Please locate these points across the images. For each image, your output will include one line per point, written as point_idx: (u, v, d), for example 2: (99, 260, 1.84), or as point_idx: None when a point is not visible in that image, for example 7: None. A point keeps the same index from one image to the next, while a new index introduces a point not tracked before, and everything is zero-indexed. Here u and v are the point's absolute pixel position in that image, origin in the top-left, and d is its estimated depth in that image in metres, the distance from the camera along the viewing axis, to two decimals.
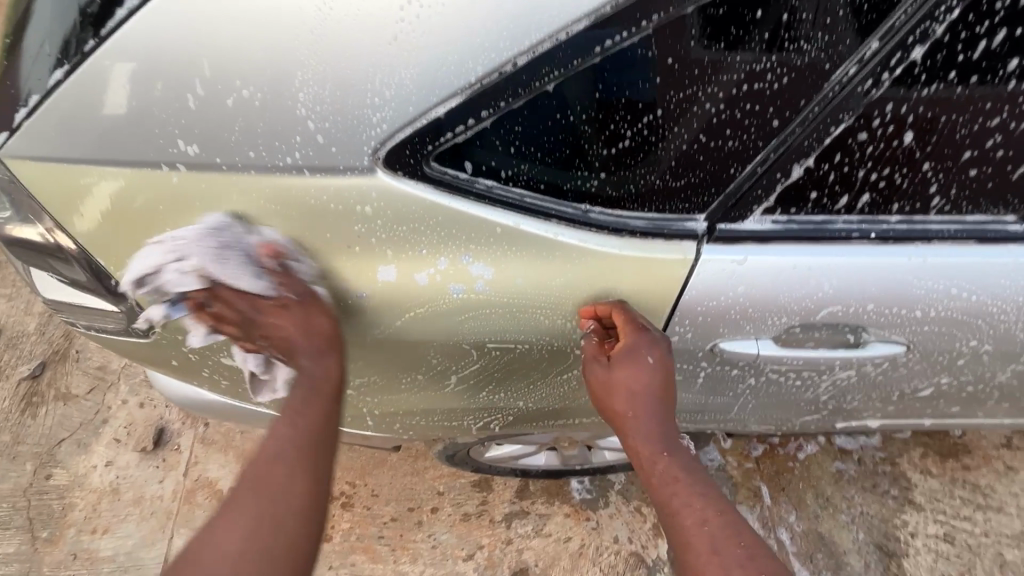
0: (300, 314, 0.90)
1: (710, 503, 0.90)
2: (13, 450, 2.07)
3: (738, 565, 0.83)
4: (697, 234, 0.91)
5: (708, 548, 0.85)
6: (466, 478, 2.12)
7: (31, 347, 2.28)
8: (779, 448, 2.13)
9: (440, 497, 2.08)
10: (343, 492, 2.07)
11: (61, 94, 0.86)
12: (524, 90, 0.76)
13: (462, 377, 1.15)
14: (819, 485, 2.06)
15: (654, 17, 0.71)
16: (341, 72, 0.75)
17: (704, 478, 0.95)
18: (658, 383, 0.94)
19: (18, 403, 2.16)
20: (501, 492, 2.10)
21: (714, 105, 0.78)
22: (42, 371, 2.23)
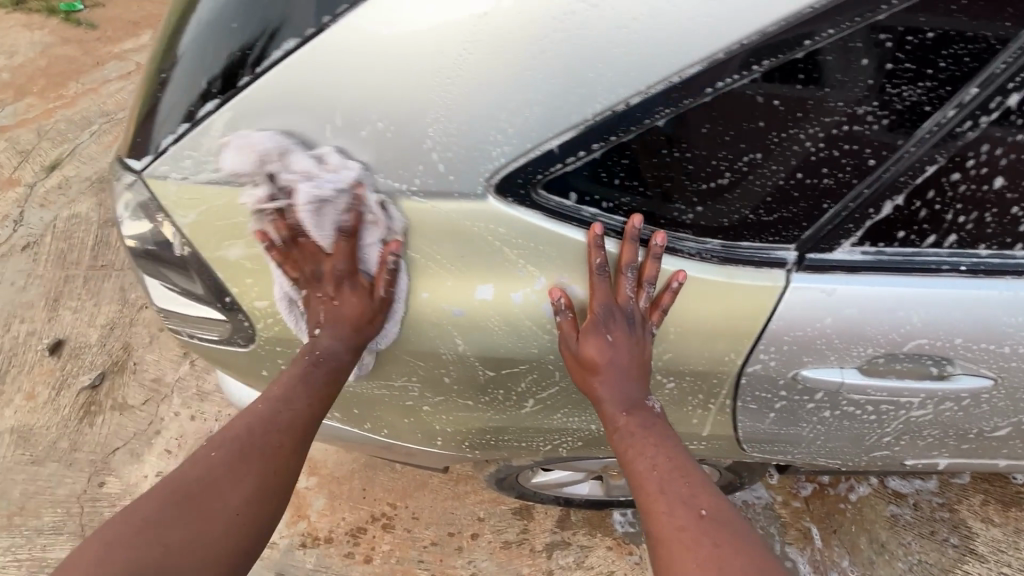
0: (372, 313, 1.04)
1: (662, 453, 0.99)
2: (71, 456, 2.17)
3: (679, 502, 0.93)
4: (786, 262, 0.96)
5: (657, 488, 0.95)
6: (507, 505, 2.11)
7: (92, 357, 2.40)
8: (830, 488, 2.08)
9: (480, 523, 2.08)
10: (384, 513, 2.08)
11: (211, 123, 0.96)
12: (635, 127, 0.83)
13: (539, 399, 1.20)
14: (873, 529, 2.00)
15: (765, 62, 0.76)
16: (469, 108, 0.83)
17: (664, 432, 1.02)
18: (626, 352, 0.98)
19: (77, 410, 2.27)
20: (542, 520, 2.09)
21: (814, 144, 0.83)
22: (102, 381, 2.34)
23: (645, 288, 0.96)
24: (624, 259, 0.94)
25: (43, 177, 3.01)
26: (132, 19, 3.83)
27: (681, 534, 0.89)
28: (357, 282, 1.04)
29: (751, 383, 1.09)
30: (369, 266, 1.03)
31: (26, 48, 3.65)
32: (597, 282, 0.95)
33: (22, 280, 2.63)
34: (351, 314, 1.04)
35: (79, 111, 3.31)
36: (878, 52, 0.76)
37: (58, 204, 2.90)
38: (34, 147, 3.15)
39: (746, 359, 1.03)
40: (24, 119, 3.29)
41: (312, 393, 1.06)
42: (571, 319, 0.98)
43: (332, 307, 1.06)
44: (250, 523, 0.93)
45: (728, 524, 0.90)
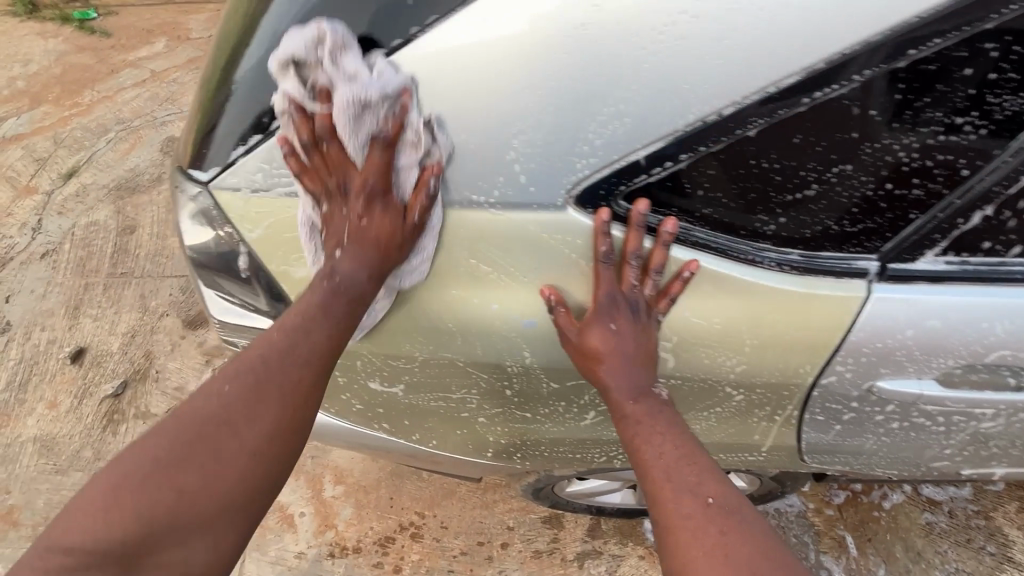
0: (402, 241, 0.94)
1: (668, 441, 0.95)
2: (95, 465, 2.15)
3: (686, 489, 0.89)
4: (867, 273, 0.94)
5: (663, 476, 0.91)
6: (536, 513, 2.09)
7: (114, 366, 2.39)
8: (863, 495, 2.06)
9: (510, 532, 2.06)
10: (412, 522, 2.06)
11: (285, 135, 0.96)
12: (726, 137, 0.82)
13: (601, 411, 1.20)
14: (908, 537, 1.97)
15: (866, 72, 0.76)
16: (557, 119, 0.83)
17: (673, 419, 0.98)
18: (630, 340, 0.96)
19: (100, 419, 2.26)
20: (572, 529, 2.07)
21: (907, 153, 0.83)
22: (125, 389, 2.32)
23: (651, 276, 0.94)
24: (630, 245, 0.92)
25: (60, 185, 3.01)
26: (146, 27, 3.83)
27: (686, 521, 0.85)
28: (388, 203, 0.94)
29: (822, 396, 1.07)
30: (402, 188, 0.93)
31: (41, 57, 3.66)
32: (601, 271, 0.94)
33: (42, 288, 2.62)
34: (379, 238, 0.94)
35: (95, 119, 3.31)
36: (982, 62, 0.75)
37: (76, 211, 2.89)
38: (51, 155, 3.15)
39: (821, 371, 1.02)
40: (41, 127, 3.29)
41: (333, 319, 0.95)
42: (567, 313, 0.98)
43: (356, 227, 0.95)
44: (264, 469, 0.88)
45: (737, 513, 0.86)
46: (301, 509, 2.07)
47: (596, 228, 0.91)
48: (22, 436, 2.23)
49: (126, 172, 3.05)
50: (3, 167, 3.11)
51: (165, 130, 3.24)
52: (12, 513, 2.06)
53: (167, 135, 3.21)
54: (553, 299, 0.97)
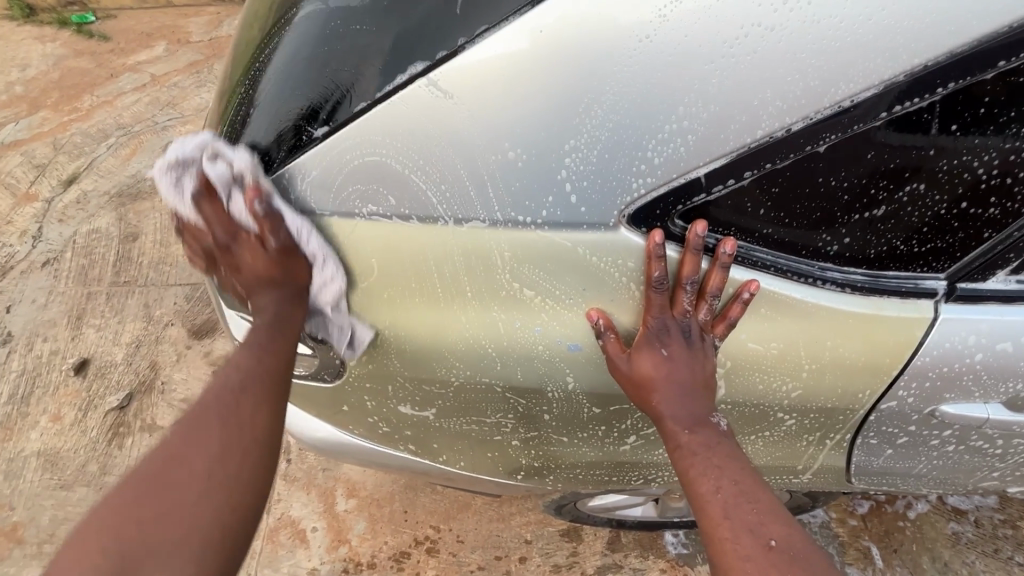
0: (277, 262, 0.92)
1: (726, 476, 0.88)
2: (100, 481, 2.09)
3: (746, 529, 0.82)
4: (935, 293, 0.89)
5: (719, 513, 0.85)
6: (554, 526, 2.04)
7: (118, 377, 2.32)
8: (887, 505, 2.01)
9: (527, 545, 2.00)
10: (428, 536, 2.00)
11: (317, 151, 0.90)
12: (794, 153, 0.76)
13: (642, 435, 1.16)
14: (935, 548, 1.92)
15: (950, 84, 0.71)
16: (612, 135, 0.78)
17: (731, 452, 0.91)
18: (685, 366, 0.91)
19: (105, 433, 2.20)
20: (591, 542, 2.02)
21: (986, 170, 0.78)
22: (130, 402, 2.26)
23: (707, 300, 0.89)
24: (686, 269, 0.86)
25: (60, 192, 2.94)
26: (145, 30, 3.76)
27: (742, 563, 0.79)
28: (243, 241, 0.93)
29: (880, 419, 1.02)
30: (246, 224, 0.92)
31: (40, 61, 3.60)
32: (654, 296, 0.88)
33: (44, 298, 2.56)
34: (257, 271, 0.93)
35: (95, 124, 3.24)
36: None
37: (77, 219, 2.83)
38: (50, 161, 3.08)
39: (882, 396, 0.97)
40: (40, 132, 3.23)
41: (269, 351, 0.90)
42: (616, 340, 0.91)
43: (239, 277, 0.95)
44: (231, 483, 0.78)
45: (800, 559, 0.78)
46: (313, 524, 2.01)
47: (648, 251, 0.86)
48: (25, 451, 2.17)
49: (127, 178, 2.98)
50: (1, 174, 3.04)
51: (166, 135, 3.17)
52: (15, 530, 1.99)
53: (169, 140, 3.14)
54: (600, 325, 0.91)
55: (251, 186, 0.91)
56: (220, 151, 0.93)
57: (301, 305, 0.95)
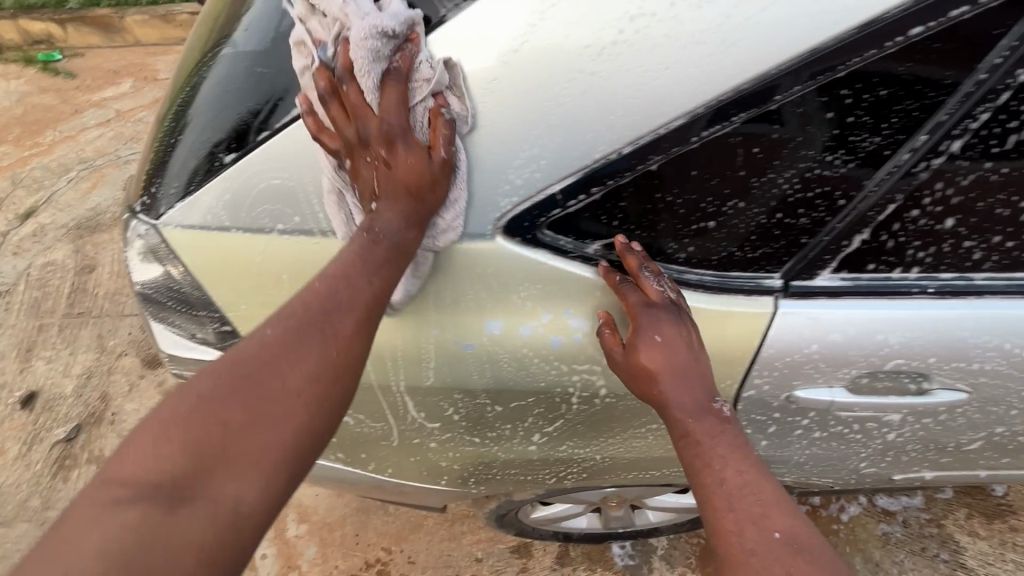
0: (434, 177, 0.89)
1: (731, 465, 0.86)
2: (43, 515, 2.07)
3: (751, 522, 0.79)
4: (774, 289, 1.03)
5: (724, 505, 0.82)
6: (504, 543, 2.09)
7: (67, 410, 2.32)
8: (822, 509, 2.11)
9: (478, 563, 2.04)
10: (379, 558, 2.04)
11: (227, 175, 1.00)
12: (630, 171, 0.90)
13: (546, 433, 1.24)
14: (866, 549, 2.03)
15: (742, 114, 0.85)
16: (479, 157, 0.90)
17: (737, 439, 0.90)
18: (678, 347, 0.95)
19: (51, 465, 2.18)
20: (541, 557, 2.07)
21: (790, 185, 0.92)
22: (78, 434, 2.26)
23: (661, 283, 0.98)
24: (631, 268, 0.97)
25: (17, 226, 2.97)
26: (113, 68, 3.86)
27: (747, 558, 0.76)
28: (408, 142, 0.88)
29: (748, 409, 1.14)
30: (413, 120, 0.89)
31: (3, 98, 3.66)
32: (625, 296, 0.98)
33: None
34: (409, 178, 0.88)
35: (57, 159, 3.29)
36: (841, 106, 0.85)
37: (32, 252, 2.85)
38: (8, 196, 3.11)
39: (742, 385, 1.09)
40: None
41: (376, 274, 0.88)
42: (614, 338, 1.00)
43: (383, 178, 0.90)
44: (322, 407, 0.77)
45: (806, 553, 0.75)
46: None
47: (603, 272, 1.00)
48: None
49: (87, 211, 3.02)
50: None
51: (128, 168, 3.24)
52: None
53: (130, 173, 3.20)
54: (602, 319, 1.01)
55: (440, 87, 0.88)
56: (421, 38, 0.87)
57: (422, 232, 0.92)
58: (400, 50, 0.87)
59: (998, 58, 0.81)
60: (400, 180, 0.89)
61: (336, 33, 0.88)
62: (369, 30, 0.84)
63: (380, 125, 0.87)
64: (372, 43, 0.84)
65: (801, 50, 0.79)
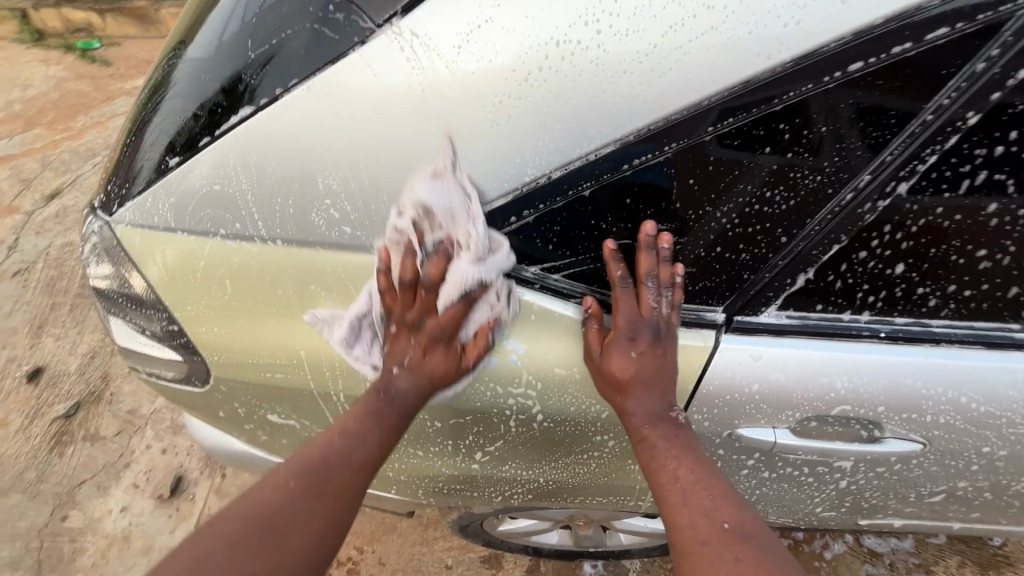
0: (454, 376, 1.03)
1: (684, 465, 0.97)
2: (35, 488, 2.11)
3: (701, 512, 0.92)
4: (716, 323, 1.00)
5: (679, 501, 0.94)
6: (475, 552, 2.06)
7: (69, 387, 2.36)
8: (805, 544, 2.02)
9: (447, 571, 2.03)
10: (350, 557, 2.04)
11: (172, 177, 1.02)
12: (562, 197, 0.89)
13: (488, 452, 1.21)
14: None
15: (676, 143, 0.83)
16: (411, 176, 0.90)
17: (689, 443, 0.99)
18: (652, 363, 0.98)
19: (48, 440, 2.22)
20: (510, 569, 2.04)
21: (729, 220, 0.90)
22: (77, 411, 2.29)
23: (663, 293, 0.95)
24: (642, 269, 0.92)
25: (42, 205, 3.07)
26: (146, 58, 3.98)
27: (700, 546, 0.89)
28: (445, 344, 1.01)
29: None
30: (461, 333, 1.01)
31: (42, 83, 3.80)
32: (620, 296, 0.95)
33: (10, 307, 2.62)
34: (436, 374, 1.02)
35: (85, 143, 3.40)
36: (779, 140, 0.83)
37: (54, 232, 2.94)
38: (37, 176, 3.22)
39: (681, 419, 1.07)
40: (31, 148, 3.37)
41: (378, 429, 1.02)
42: (597, 331, 0.99)
43: (414, 361, 1.03)
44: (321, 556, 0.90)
45: (750, 537, 0.89)
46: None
47: (608, 253, 0.93)
48: None
49: None
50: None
51: None
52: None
53: None
54: (588, 315, 1.00)
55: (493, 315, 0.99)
56: (501, 278, 0.96)
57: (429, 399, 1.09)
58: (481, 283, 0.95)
59: (946, 99, 0.78)
60: (429, 370, 1.02)
61: (443, 243, 0.94)
62: (472, 275, 0.94)
63: (437, 330, 0.99)
64: (467, 283, 0.94)
65: (736, 78, 0.78)
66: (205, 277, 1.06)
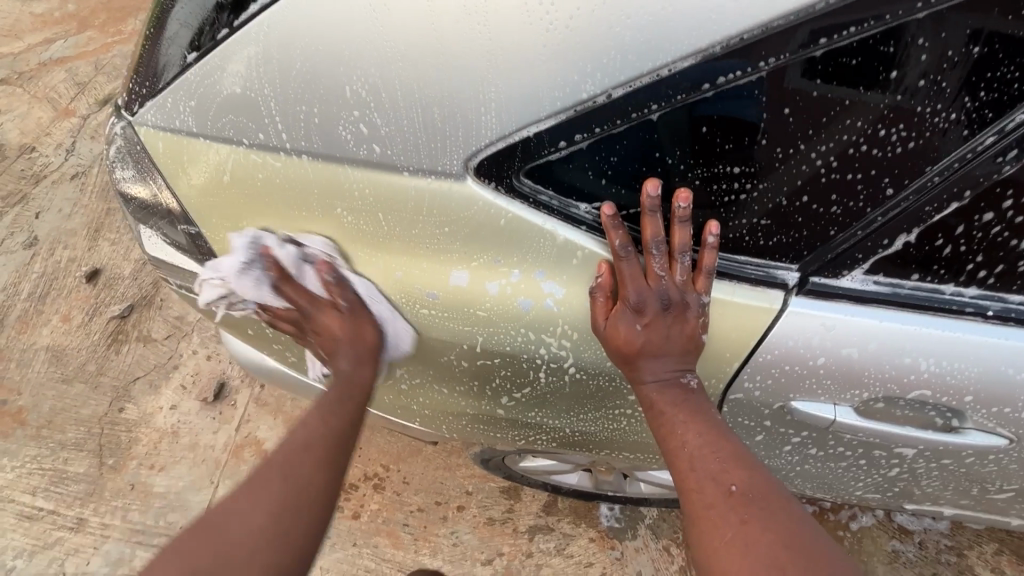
0: (351, 319, 1.02)
1: (691, 429, 0.91)
2: (95, 380, 2.21)
3: (707, 477, 0.87)
4: (786, 284, 0.87)
5: (687, 466, 0.90)
6: (495, 482, 2.04)
7: (124, 289, 2.42)
8: (830, 513, 1.94)
9: (467, 496, 2.02)
10: (377, 473, 2.04)
11: (190, 76, 0.93)
12: (623, 120, 0.75)
13: (514, 397, 1.16)
14: (870, 562, 1.86)
15: (774, 58, 0.67)
16: (451, 87, 0.78)
17: (698, 406, 0.92)
18: (663, 333, 0.90)
19: (106, 337, 2.31)
20: (528, 502, 2.01)
21: (825, 162, 0.74)
22: (130, 312, 2.36)
23: (679, 258, 0.86)
24: (646, 235, 0.84)
25: (96, 110, 2.97)
26: None
27: (706, 511, 0.85)
28: (322, 307, 1.03)
29: (734, 410, 1.02)
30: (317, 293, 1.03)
31: None
32: (625, 269, 0.86)
33: (69, 208, 2.63)
34: (338, 334, 1.03)
35: None
36: (913, 63, 0.66)
37: None
38: (89, 81, 3.07)
39: (727, 386, 0.97)
40: (84, 51, 3.19)
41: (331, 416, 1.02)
42: (604, 301, 0.90)
43: (327, 346, 1.04)
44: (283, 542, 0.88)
45: (759, 501, 0.84)
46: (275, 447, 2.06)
47: (607, 218, 0.83)
48: (36, 344, 2.29)
49: None
50: (45, 88, 3.05)
51: None
52: (20, 413, 2.15)
53: None
54: (598, 280, 0.90)
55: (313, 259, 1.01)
56: (270, 240, 1.01)
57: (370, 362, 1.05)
58: (274, 261, 1.02)
59: None
60: (341, 335, 1.03)
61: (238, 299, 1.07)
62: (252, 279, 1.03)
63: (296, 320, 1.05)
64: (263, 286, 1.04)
65: None
66: (232, 191, 0.99)
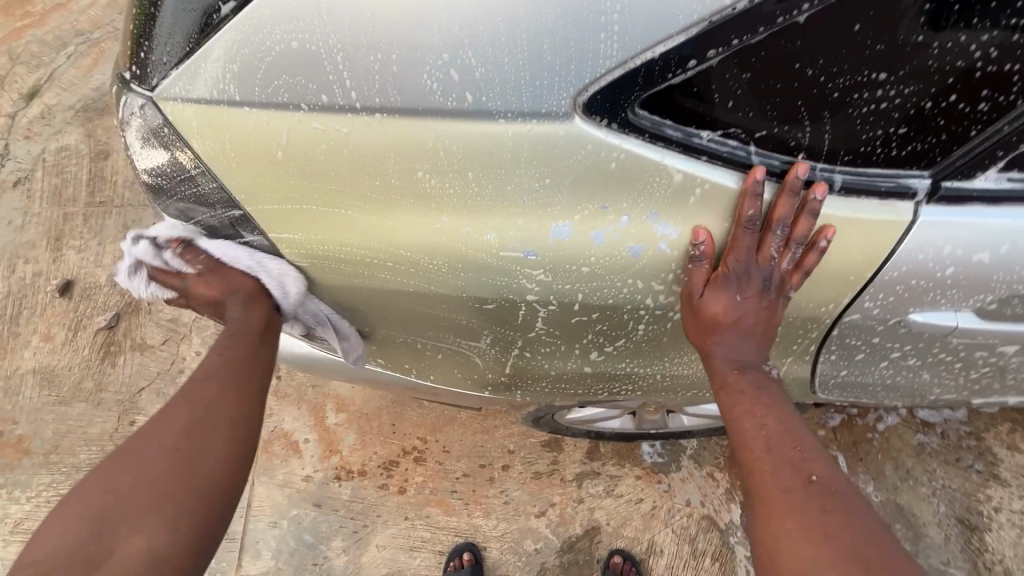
0: (219, 277, 0.96)
1: (773, 415, 0.91)
2: (96, 397, 2.06)
3: (787, 463, 0.85)
4: (916, 193, 0.83)
5: (761, 449, 0.88)
6: (536, 437, 1.93)
7: (104, 298, 2.22)
8: (857, 418, 1.85)
9: (511, 455, 1.90)
10: (415, 447, 1.91)
11: (231, 32, 0.79)
12: (765, 27, 0.69)
13: (605, 351, 1.09)
14: (899, 456, 1.79)
15: None
16: (568, 10, 0.70)
17: (776, 396, 0.94)
18: (749, 316, 0.92)
19: (96, 351, 2.13)
20: (570, 451, 1.91)
21: (984, 53, 0.70)
22: (118, 321, 2.17)
23: (791, 248, 0.86)
24: (779, 215, 0.82)
25: (23, 106, 2.61)
26: None
27: (781, 493, 0.81)
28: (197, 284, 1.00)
29: (845, 332, 0.99)
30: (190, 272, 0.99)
31: None
32: (743, 240, 0.84)
33: (20, 219, 2.36)
34: (213, 295, 0.97)
35: (52, 31, 2.80)
36: None
37: (44, 135, 2.54)
38: (6, 73, 2.70)
39: (843, 310, 0.93)
40: None
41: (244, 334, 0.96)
42: (705, 269, 0.87)
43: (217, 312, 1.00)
44: (201, 455, 0.84)
45: (840, 494, 0.80)
46: (305, 436, 1.91)
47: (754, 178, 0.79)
48: (20, 369, 2.11)
49: (92, 91, 2.65)
50: None
51: None
52: (21, 443, 2.00)
53: None
54: (701, 247, 0.85)
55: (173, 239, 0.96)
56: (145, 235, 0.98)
57: (256, 305, 0.97)
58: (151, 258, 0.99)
59: None
60: (217, 294, 0.97)
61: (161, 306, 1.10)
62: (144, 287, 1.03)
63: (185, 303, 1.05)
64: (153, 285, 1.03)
65: None
66: (283, 166, 0.85)
